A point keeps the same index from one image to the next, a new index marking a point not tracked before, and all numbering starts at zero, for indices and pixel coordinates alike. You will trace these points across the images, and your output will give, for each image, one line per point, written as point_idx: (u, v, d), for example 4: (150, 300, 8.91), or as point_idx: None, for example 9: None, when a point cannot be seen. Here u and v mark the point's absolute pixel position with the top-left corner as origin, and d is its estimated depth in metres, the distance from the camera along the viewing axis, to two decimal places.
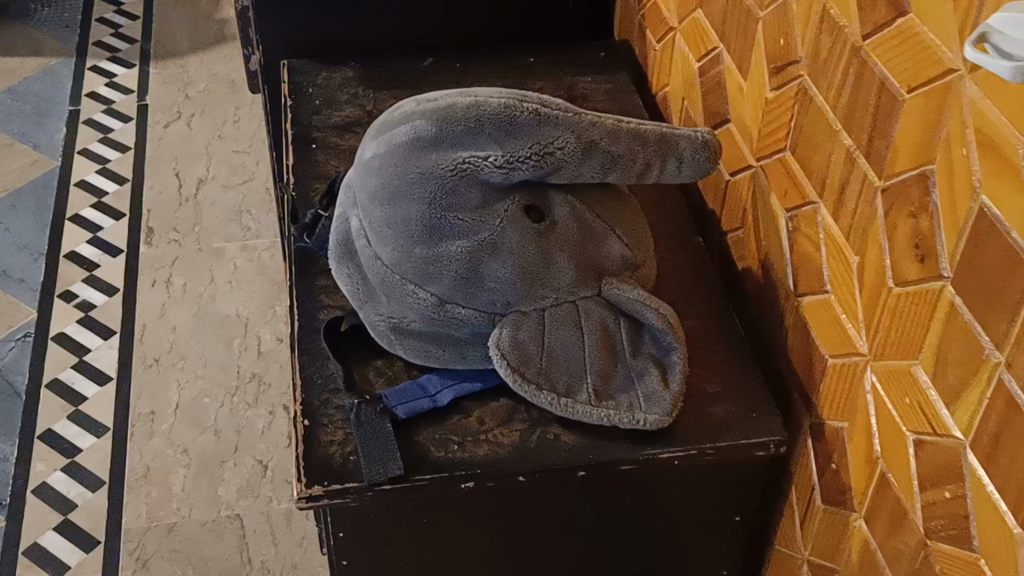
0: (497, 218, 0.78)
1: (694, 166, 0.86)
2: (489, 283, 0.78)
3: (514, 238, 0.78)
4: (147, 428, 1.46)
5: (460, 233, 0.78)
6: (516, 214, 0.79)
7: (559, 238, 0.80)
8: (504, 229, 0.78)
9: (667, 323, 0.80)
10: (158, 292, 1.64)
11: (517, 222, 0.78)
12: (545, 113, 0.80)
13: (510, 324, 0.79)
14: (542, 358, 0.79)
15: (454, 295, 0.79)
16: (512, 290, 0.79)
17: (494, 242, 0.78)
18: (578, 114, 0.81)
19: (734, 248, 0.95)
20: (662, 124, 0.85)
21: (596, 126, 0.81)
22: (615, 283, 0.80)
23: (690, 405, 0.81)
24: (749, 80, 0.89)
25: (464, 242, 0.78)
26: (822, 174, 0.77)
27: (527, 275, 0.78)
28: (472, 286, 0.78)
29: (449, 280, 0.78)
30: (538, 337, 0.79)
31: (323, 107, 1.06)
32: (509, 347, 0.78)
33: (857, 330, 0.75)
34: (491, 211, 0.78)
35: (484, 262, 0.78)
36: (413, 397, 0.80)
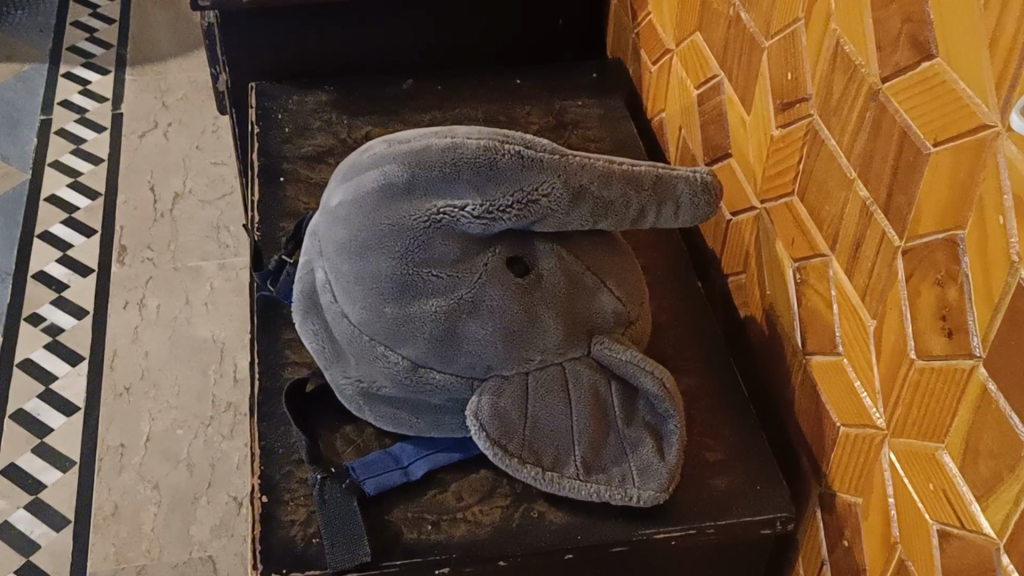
0: (476, 274, 0.71)
1: (693, 212, 0.78)
2: (468, 345, 0.71)
3: (494, 296, 0.71)
4: (117, 462, 1.39)
5: (435, 290, 0.71)
6: (497, 267, 0.71)
7: (545, 294, 0.72)
8: (484, 286, 0.71)
9: (663, 389, 0.72)
10: (130, 315, 1.56)
11: (498, 276, 0.71)
12: (529, 156, 0.72)
13: (491, 390, 0.72)
14: (526, 427, 0.72)
15: (428, 358, 0.71)
16: (492, 352, 0.71)
17: (472, 301, 0.70)
18: (566, 156, 0.74)
19: (736, 293, 0.87)
20: (659, 164, 0.77)
21: (586, 169, 0.74)
22: (606, 342, 0.73)
23: (689, 476, 0.74)
24: (752, 114, 0.81)
25: (440, 300, 0.71)
26: (834, 226, 0.70)
27: (509, 336, 0.71)
28: (449, 348, 0.71)
29: (423, 342, 0.71)
30: (520, 405, 0.72)
31: (293, 135, 0.99)
32: (489, 417, 0.71)
33: (874, 399, 0.68)
34: (470, 266, 0.71)
35: (462, 322, 0.71)
36: (384, 470, 0.72)
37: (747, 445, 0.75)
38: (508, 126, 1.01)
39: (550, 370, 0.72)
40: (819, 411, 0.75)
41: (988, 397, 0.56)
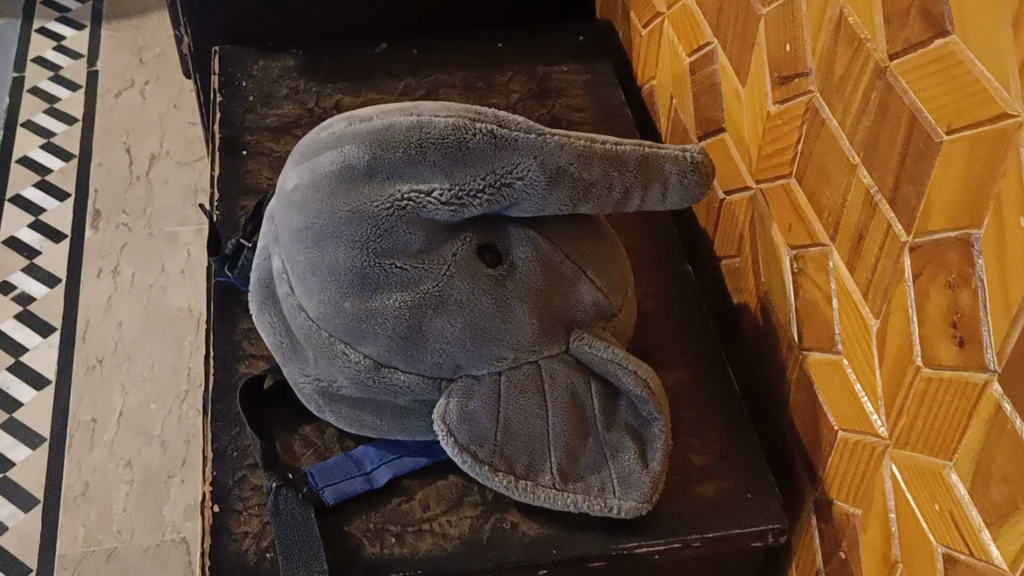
0: (443, 266, 0.65)
1: (682, 192, 0.72)
2: (435, 343, 0.65)
3: (463, 290, 0.65)
4: (88, 439, 1.34)
5: (397, 283, 0.65)
6: (466, 258, 0.66)
7: (518, 287, 0.67)
8: (452, 279, 0.65)
9: (647, 389, 0.66)
10: (104, 283, 1.51)
11: (467, 268, 0.65)
12: (501, 135, 0.66)
13: (460, 391, 0.66)
14: (497, 431, 0.66)
15: (391, 357, 0.66)
16: (461, 350, 0.66)
17: (439, 295, 0.65)
18: (542, 134, 0.67)
19: (728, 278, 0.81)
20: (644, 142, 0.71)
21: (564, 149, 0.67)
22: (586, 337, 0.67)
23: (674, 483, 0.68)
24: (747, 86, 0.75)
25: (403, 293, 0.65)
26: (835, 214, 0.64)
27: (479, 333, 0.66)
28: (414, 346, 0.65)
29: (385, 340, 0.65)
30: (492, 408, 0.66)
31: (258, 104, 0.93)
32: (457, 422, 0.65)
33: (875, 405, 0.62)
34: (436, 257, 0.65)
35: (428, 318, 0.65)
36: (345, 477, 0.67)
37: (737, 449, 0.70)
38: (488, 94, 0.94)
39: (524, 370, 0.67)
40: (817, 412, 0.69)
41: (1002, 417, 0.50)
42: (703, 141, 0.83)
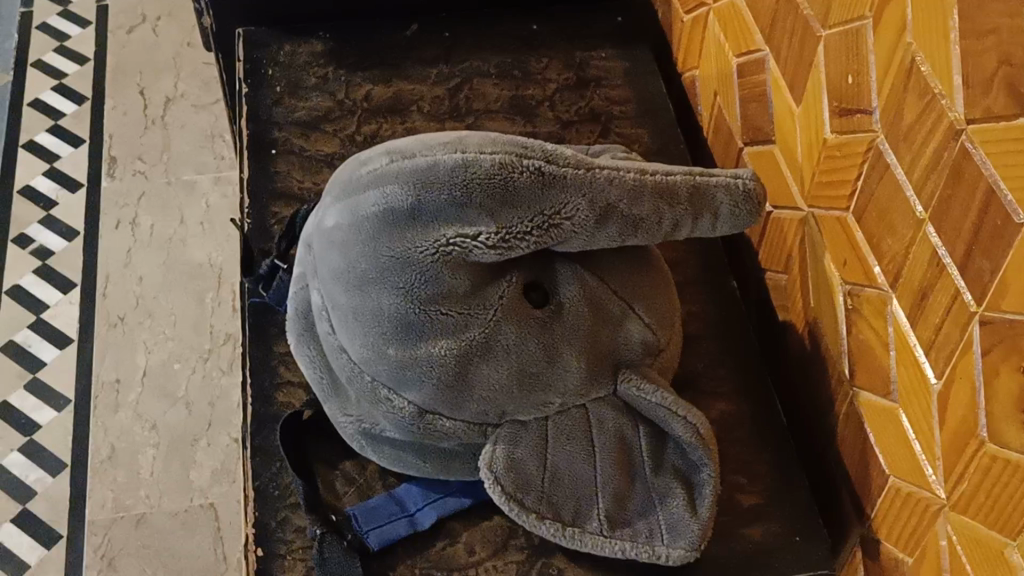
0: (490, 312, 0.63)
1: (733, 221, 0.69)
2: (481, 390, 0.64)
3: (510, 336, 0.64)
4: (113, 401, 1.34)
5: (442, 331, 0.63)
6: (512, 300, 0.64)
7: (565, 328, 0.65)
8: (499, 325, 0.64)
9: (696, 435, 0.65)
10: (122, 235, 1.48)
11: (514, 313, 0.64)
12: (550, 173, 0.63)
13: (507, 438, 0.65)
14: (544, 478, 0.65)
15: (436, 405, 0.64)
16: (507, 397, 0.64)
17: (486, 342, 0.63)
18: (592, 169, 0.65)
19: (774, 294, 0.80)
20: (695, 170, 0.69)
21: (615, 185, 0.65)
22: (633, 379, 0.66)
23: (721, 526, 0.67)
24: (802, 106, 0.72)
25: (449, 341, 0.63)
26: (897, 264, 0.62)
27: (526, 379, 0.64)
28: (460, 393, 0.64)
29: (431, 388, 0.64)
30: (539, 454, 0.65)
31: (285, 95, 0.89)
32: (504, 469, 0.64)
33: (933, 465, 0.61)
34: (483, 302, 0.64)
35: (474, 365, 0.63)
36: (388, 520, 0.66)
37: (782, 488, 0.69)
38: (524, 84, 0.91)
39: (571, 415, 0.66)
40: (869, 453, 0.68)
41: None
42: (751, 149, 0.81)
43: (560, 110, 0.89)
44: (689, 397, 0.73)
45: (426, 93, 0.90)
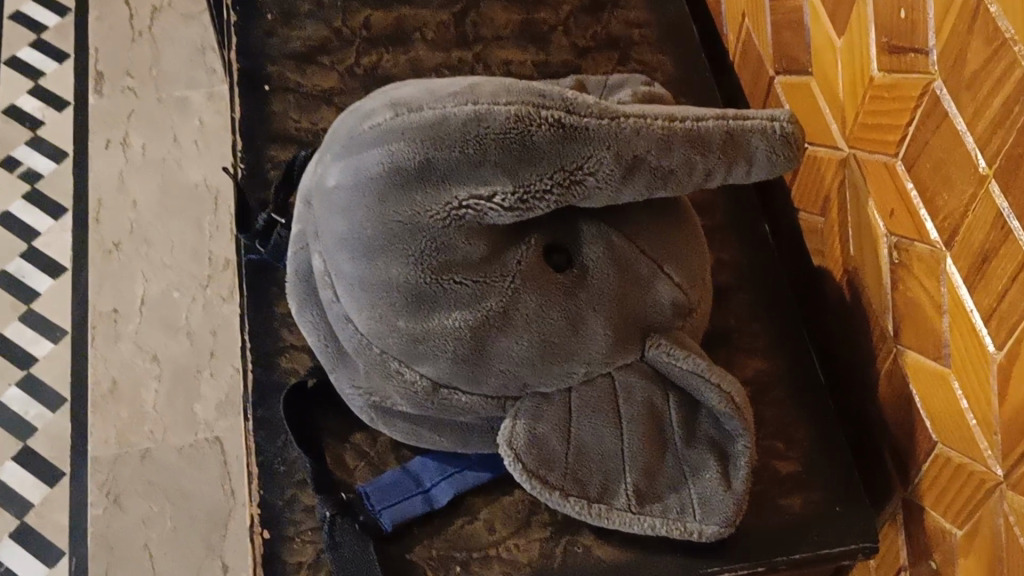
0: (508, 278, 0.59)
1: (770, 167, 0.62)
2: (500, 362, 0.59)
3: (530, 304, 0.59)
4: (112, 331, 1.29)
5: (457, 301, 0.58)
6: (532, 264, 0.59)
7: (589, 292, 0.60)
8: (518, 292, 0.59)
9: (732, 404, 0.61)
10: (114, 155, 1.42)
11: (534, 278, 0.59)
12: (571, 124, 0.58)
13: (529, 412, 0.61)
14: (569, 453, 0.61)
15: (452, 378, 0.60)
16: (528, 369, 0.60)
17: (504, 311, 0.59)
18: (616, 118, 0.59)
19: (808, 238, 0.74)
20: (729, 113, 0.62)
21: (642, 135, 0.59)
22: (661, 344, 0.61)
23: (757, 496, 0.63)
24: (844, 39, 0.65)
25: (465, 312, 0.58)
26: (954, 221, 0.56)
27: (548, 349, 0.60)
28: (478, 366, 0.59)
29: (446, 362, 0.59)
30: (563, 429, 0.61)
31: (278, 25, 0.83)
32: (525, 446, 0.60)
33: (990, 439, 0.57)
34: (500, 268, 0.59)
35: (491, 336, 0.59)
36: (403, 498, 0.62)
37: (820, 452, 0.65)
38: (536, 6, 0.84)
39: (597, 385, 0.61)
40: (916, 417, 0.64)
41: None
42: (785, 81, 0.75)
43: (575, 36, 0.83)
44: (721, 354, 0.68)
45: (429, 18, 0.83)
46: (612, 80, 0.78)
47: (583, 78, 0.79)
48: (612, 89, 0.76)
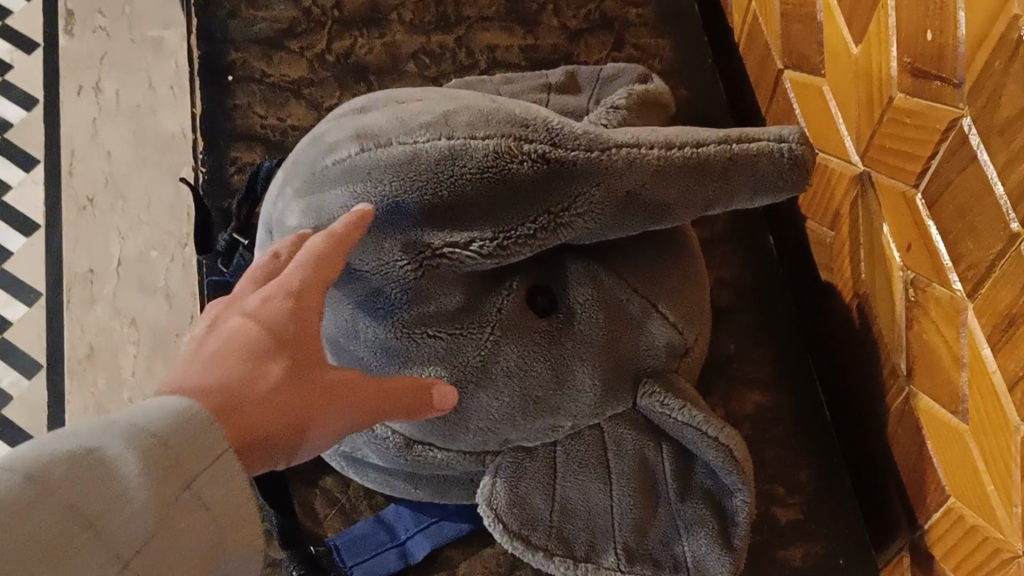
0: (487, 330, 0.53)
1: (775, 192, 0.54)
2: (478, 419, 0.55)
3: (511, 356, 0.54)
4: (87, 292, 1.22)
5: (429, 356, 0.53)
6: (514, 311, 0.54)
7: (576, 339, 0.55)
8: (498, 344, 0.54)
9: (730, 458, 0.55)
10: (87, 102, 1.32)
11: (516, 327, 0.54)
12: (557, 159, 0.51)
13: (511, 469, 0.57)
14: (553, 512, 0.56)
15: (426, 435, 0.56)
16: (510, 423, 0.55)
17: (483, 365, 0.54)
18: (607, 148, 0.51)
19: (817, 250, 0.69)
20: (734, 136, 0.53)
21: (635, 169, 0.51)
22: (656, 393, 0.56)
23: (755, 547, 0.59)
24: (863, 48, 0.59)
25: (441, 368, 0.53)
26: (980, 272, 0.51)
27: (531, 403, 0.55)
28: (455, 423, 0.55)
29: (418, 419, 0.55)
30: (547, 488, 0.57)
31: (243, 3, 0.76)
32: (507, 506, 0.56)
33: (1008, 509, 0.52)
34: (479, 318, 0.53)
35: (468, 392, 0.54)
36: (375, 551, 0.59)
37: (825, 497, 0.61)
38: None
39: (585, 438, 0.58)
40: (927, 463, 0.59)
41: None
42: (795, 79, 0.68)
43: (566, 16, 0.76)
44: (720, 387, 0.64)
45: None
46: (606, 71, 0.70)
47: (576, 68, 0.71)
48: (606, 84, 0.69)
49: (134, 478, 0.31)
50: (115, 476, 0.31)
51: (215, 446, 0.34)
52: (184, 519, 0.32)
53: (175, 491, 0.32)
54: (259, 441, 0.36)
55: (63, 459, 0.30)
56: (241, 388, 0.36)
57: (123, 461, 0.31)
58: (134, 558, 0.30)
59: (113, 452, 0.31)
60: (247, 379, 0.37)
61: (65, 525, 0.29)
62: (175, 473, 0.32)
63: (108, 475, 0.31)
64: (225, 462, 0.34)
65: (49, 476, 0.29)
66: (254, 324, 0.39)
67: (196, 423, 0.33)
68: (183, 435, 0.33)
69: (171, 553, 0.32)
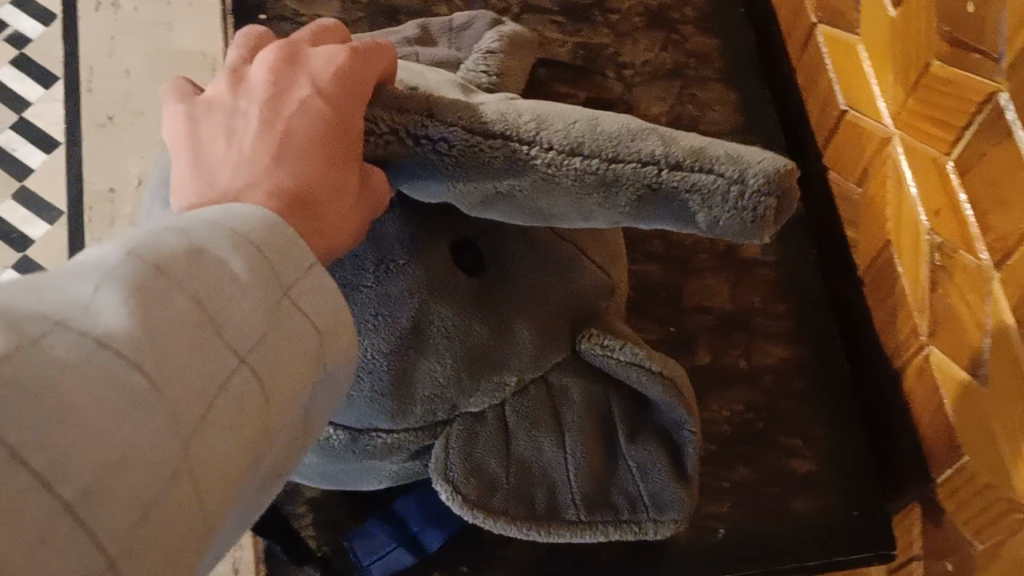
0: (423, 285, 0.42)
1: (722, 225, 0.34)
2: (421, 389, 0.44)
3: (447, 311, 0.43)
4: (107, 214, 1.12)
5: (361, 325, 0.42)
6: (444, 265, 0.43)
7: (510, 292, 0.45)
8: (434, 301, 0.43)
9: (677, 397, 0.47)
10: (104, 18, 1.22)
11: (449, 281, 0.43)
12: (419, 134, 0.36)
13: (461, 436, 0.46)
14: (508, 473, 0.47)
15: (368, 419, 0.44)
16: (455, 389, 0.45)
17: (418, 328, 0.43)
18: (489, 125, 0.35)
19: (842, 204, 0.70)
20: (668, 153, 0.34)
21: (515, 166, 0.35)
22: (595, 337, 0.47)
23: (769, 498, 0.61)
24: (902, 13, 0.59)
25: (378, 337, 0.42)
26: (1007, 244, 0.52)
27: (472, 362, 0.44)
28: (398, 399, 0.44)
29: (364, 403, 0.44)
30: (499, 451, 0.47)
31: None
32: (462, 475, 0.46)
33: (1019, 473, 0.53)
34: (408, 273, 0.42)
35: (408, 361, 0.43)
36: (389, 551, 0.57)
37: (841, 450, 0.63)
38: None
39: (530, 395, 0.47)
40: (944, 422, 0.61)
41: None
42: (829, 34, 0.69)
43: None
44: (742, 338, 0.65)
45: None
46: (456, 21, 0.64)
47: (425, 21, 0.64)
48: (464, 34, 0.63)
49: (242, 273, 0.27)
50: (223, 270, 0.26)
51: (304, 254, 0.29)
52: (285, 326, 0.28)
53: (273, 302, 0.27)
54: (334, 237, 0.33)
55: (177, 251, 0.26)
56: (327, 175, 0.33)
57: (231, 264, 0.27)
58: (251, 352, 0.26)
59: (218, 247, 0.27)
60: (333, 168, 0.33)
61: (193, 317, 0.25)
62: (271, 279, 0.28)
63: (216, 266, 0.26)
64: (317, 273, 0.29)
65: (171, 265, 0.25)
66: (321, 96, 0.34)
67: (286, 229, 0.29)
68: (272, 235, 0.29)
69: (279, 368, 0.27)
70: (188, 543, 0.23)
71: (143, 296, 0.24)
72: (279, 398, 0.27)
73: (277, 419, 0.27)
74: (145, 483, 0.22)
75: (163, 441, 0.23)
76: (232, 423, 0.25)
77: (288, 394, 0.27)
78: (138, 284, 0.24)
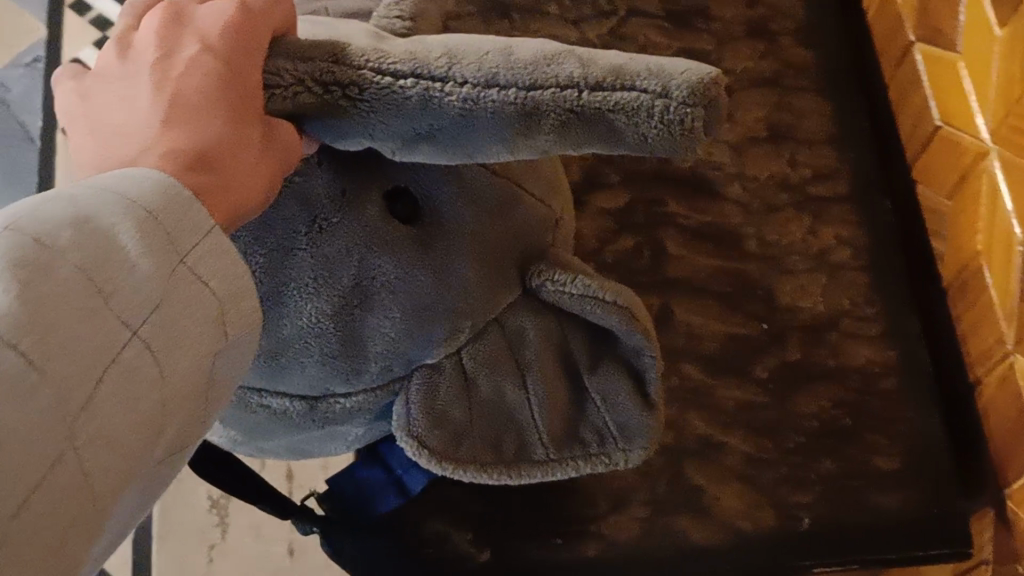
0: (358, 246, 0.44)
1: (645, 140, 0.35)
2: (373, 344, 0.45)
3: (389, 264, 0.44)
4: None
5: (294, 291, 0.44)
6: (377, 220, 0.44)
7: (448, 236, 0.46)
8: (374, 257, 0.44)
9: (630, 319, 0.48)
10: None
11: (383, 236, 0.44)
12: (337, 82, 0.37)
13: (423, 387, 0.47)
14: (472, 418, 0.49)
15: (328, 381, 0.46)
16: (409, 344, 0.46)
17: (362, 285, 0.44)
18: (402, 74, 0.37)
19: (931, 217, 0.73)
20: (586, 75, 0.35)
21: (430, 109, 0.37)
22: (544, 274, 0.48)
23: (854, 490, 0.63)
24: (1004, 31, 0.62)
25: (319, 300, 0.44)
26: None
27: (422, 313, 0.45)
28: (354, 356, 0.45)
29: (315, 367, 0.45)
30: (461, 398, 0.48)
31: None
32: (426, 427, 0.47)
33: None
34: (341, 235, 0.43)
35: (355, 319, 0.44)
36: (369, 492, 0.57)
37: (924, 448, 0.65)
38: None
39: (489, 337, 0.48)
40: None
41: None
42: (927, 52, 0.72)
43: None
44: (831, 338, 0.68)
45: None
46: None
47: None
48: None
49: (135, 253, 0.29)
50: (115, 250, 0.29)
51: (200, 220, 0.31)
52: (179, 292, 0.30)
53: (166, 271, 0.30)
54: (243, 198, 0.35)
55: (64, 225, 0.28)
56: (225, 139, 0.35)
57: (116, 231, 0.29)
58: (142, 324, 0.29)
59: (110, 219, 0.29)
60: (232, 133, 0.35)
61: (80, 290, 0.27)
62: (164, 247, 0.30)
63: (108, 240, 0.29)
64: (217, 236, 0.32)
65: (58, 242, 0.28)
66: (211, 55, 0.36)
67: (178, 193, 0.31)
68: (169, 207, 0.31)
69: (175, 327, 0.30)
70: (80, 510, 0.26)
71: (26, 274, 0.27)
72: (178, 366, 0.30)
73: (176, 383, 0.30)
74: (31, 461, 0.25)
75: (46, 432, 0.25)
76: (122, 388, 0.28)
77: (188, 361, 0.30)
78: (26, 263, 0.27)
